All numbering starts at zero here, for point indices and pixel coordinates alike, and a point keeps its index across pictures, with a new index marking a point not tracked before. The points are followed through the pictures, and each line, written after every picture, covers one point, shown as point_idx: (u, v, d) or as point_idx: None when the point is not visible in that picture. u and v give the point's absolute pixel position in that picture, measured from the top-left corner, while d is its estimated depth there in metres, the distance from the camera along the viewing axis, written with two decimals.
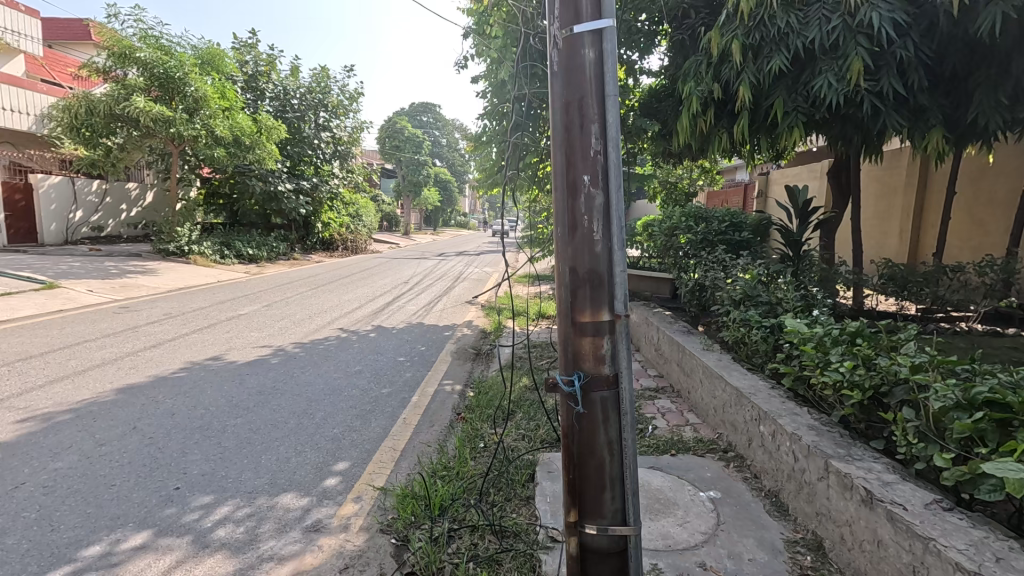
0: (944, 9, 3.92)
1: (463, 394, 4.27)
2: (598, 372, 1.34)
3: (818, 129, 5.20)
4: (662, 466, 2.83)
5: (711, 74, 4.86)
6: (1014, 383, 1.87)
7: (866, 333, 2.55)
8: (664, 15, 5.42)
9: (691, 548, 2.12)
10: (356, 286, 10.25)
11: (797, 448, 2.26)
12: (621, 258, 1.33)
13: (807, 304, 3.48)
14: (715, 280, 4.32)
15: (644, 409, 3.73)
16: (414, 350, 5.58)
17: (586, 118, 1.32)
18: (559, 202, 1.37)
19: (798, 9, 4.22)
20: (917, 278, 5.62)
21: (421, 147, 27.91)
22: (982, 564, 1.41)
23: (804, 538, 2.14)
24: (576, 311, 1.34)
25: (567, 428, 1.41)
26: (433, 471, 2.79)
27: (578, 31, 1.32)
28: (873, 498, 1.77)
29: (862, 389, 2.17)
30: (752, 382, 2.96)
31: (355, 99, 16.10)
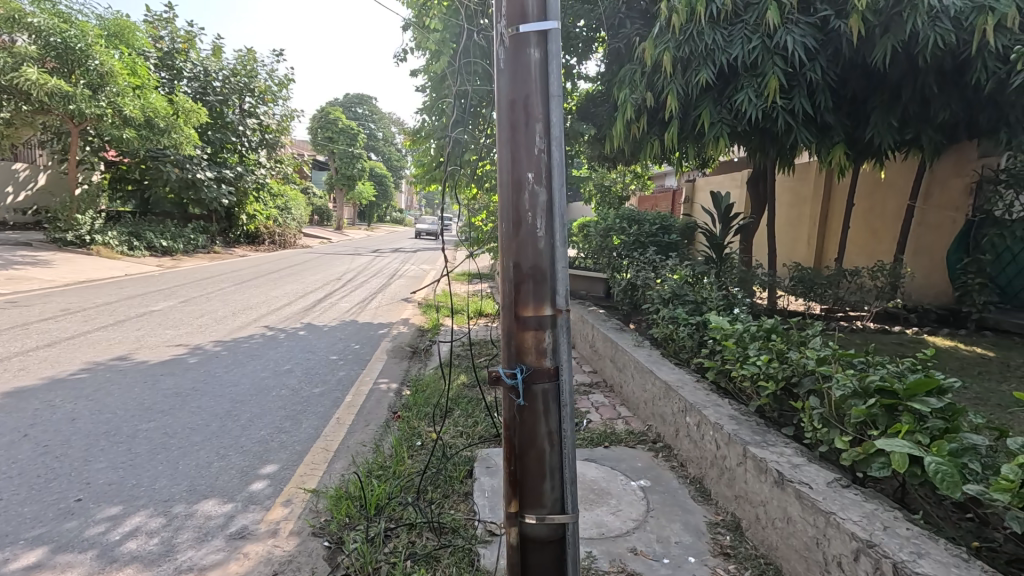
0: (846, 37, 4.35)
1: (400, 392, 4.19)
2: (539, 365, 1.38)
3: (738, 140, 5.60)
4: (597, 458, 2.94)
5: (644, 82, 5.11)
6: (901, 372, 2.10)
7: (780, 329, 2.77)
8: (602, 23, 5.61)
9: (623, 535, 2.22)
10: (285, 282, 9.78)
11: (718, 437, 2.43)
12: (563, 254, 1.37)
13: (728, 303, 3.73)
14: (647, 280, 4.54)
15: (578, 403, 3.85)
16: (348, 348, 5.41)
17: (531, 117, 1.35)
18: (503, 199, 1.39)
19: (723, 27, 4.52)
20: (822, 280, 6.21)
21: (355, 139, 26.96)
22: (873, 533, 1.59)
23: (724, 520, 2.30)
24: (519, 306, 1.37)
25: (509, 421, 1.43)
26: (369, 471, 2.73)
27: (523, 30, 1.35)
28: (784, 479, 1.94)
29: (776, 380, 2.38)
30: (679, 375, 3.15)
31: (284, 85, 15.31)
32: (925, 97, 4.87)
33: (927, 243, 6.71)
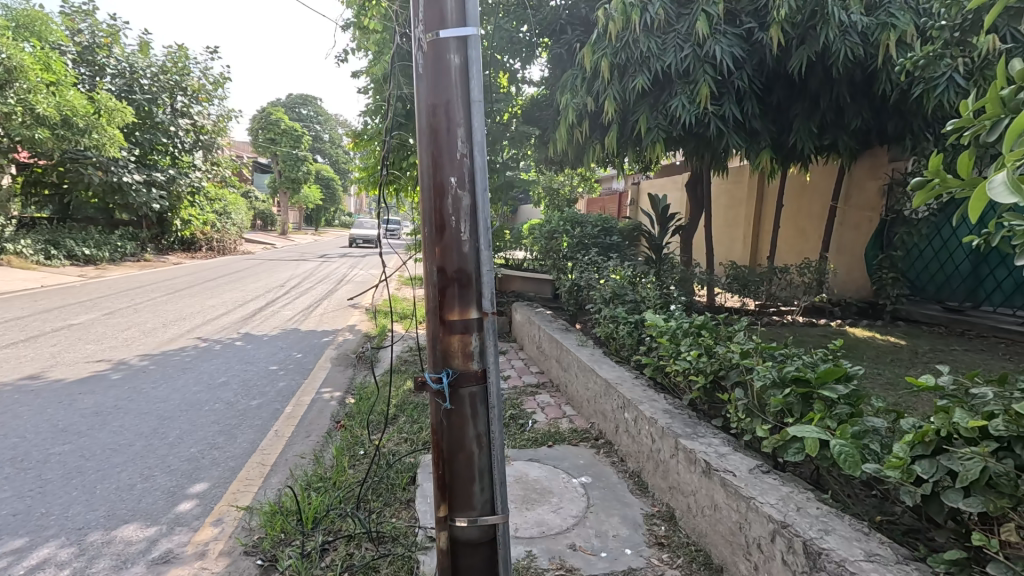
0: (768, 48, 4.63)
1: (343, 400, 4.09)
2: (466, 368, 1.38)
3: (675, 144, 5.84)
4: (540, 457, 2.97)
5: (585, 87, 5.25)
6: (815, 361, 2.23)
7: (709, 325, 2.90)
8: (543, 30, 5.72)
9: (563, 531, 2.26)
10: (224, 291, 9.33)
11: (654, 430, 2.51)
12: (488, 257, 1.38)
13: (665, 301, 3.87)
14: (591, 280, 4.64)
15: (525, 404, 3.88)
16: (290, 358, 5.22)
17: (453, 122, 1.36)
18: (425, 204, 1.39)
19: (658, 35, 4.68)
20: (755, 278, 6.56)
21: (300, 141, 26.01)
22: (787, 513, 1.70)
23: (659, 511, 2.39)
24: (445, 310, 1.38)
25: (436, 425, 1.42)
26: (307, 483, 2.65)
27: (443, 36, 1.35)
28: (711, 468, 2.03)
29: (706, 373, 2.50)
30: (619, 373, 3.23)
31: (220, 84, 14.60)
32: (841, 105, 5.25)
33: (848, 241, 7.19)
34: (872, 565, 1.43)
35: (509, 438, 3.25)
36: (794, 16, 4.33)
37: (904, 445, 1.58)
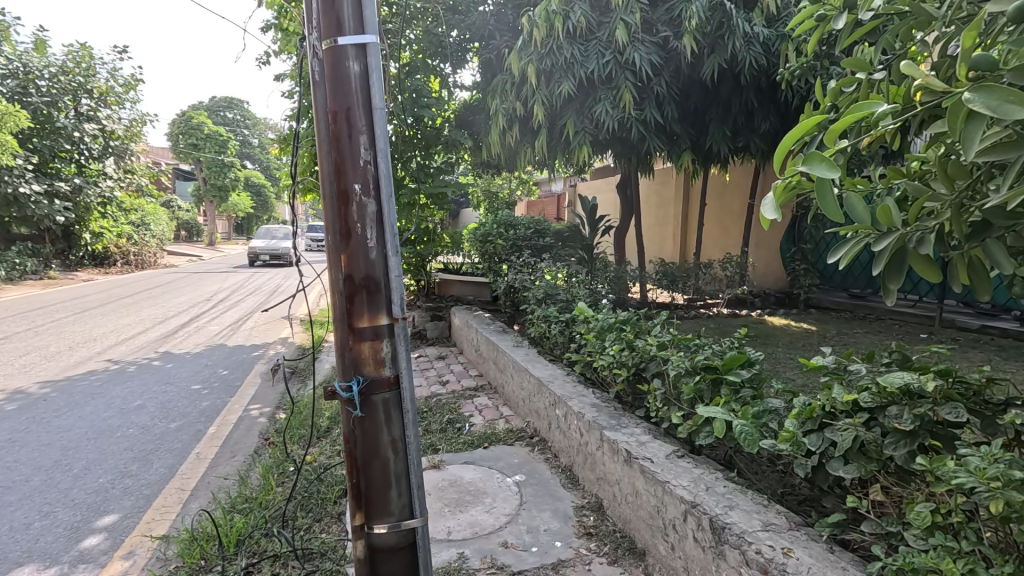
0: (684, 55, 4.92)
1: (273, 416, 3.92)
2: (378, 374, 1.39)
3: (603, 147, 6.05)
4: (474, 460, 2.99)
5: (514, 92, 5.37)
6: (723, 350, 2.39)
7: (632, 320, 3.03)
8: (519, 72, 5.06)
9: (495, 531, 2.29)
10: (141, 308, 8.67)
11: (581, 424, 2.60)
12: (396, 263, 1.39)
13: (595, 299, 4.01)
14: (524, 283, 4.71)
15: (462, 408, 3.88)
16: (214, 375, 4.93)
17: (354, 128, 1.35)
18: (329, 211, 1.37)
19: (580, 43, 4.85)
20: (682, 274, 6.90)
21: (226, 147, 24.58)
22: (697, 494, 1.81)
23: (588, 502, 2.47)
24: (354, 317, 1.37)
25: (349, 434, 1.42)
26: (231, 506, 2.53)
27: (341, 43, 1.34)
28: (631, 457, 2.13)
29: (627, 367, 2.62)
30: (551, 371, 3.31)
31: (131, 86, 13.55)
32: (751, 110, 5.63)
33: (765, 236, 7.72)
34: (767, 533, 1.56)
35: (445, 442, 3.24)
36: (704, 27, 4.64)
37: (795, 421, 1.70)
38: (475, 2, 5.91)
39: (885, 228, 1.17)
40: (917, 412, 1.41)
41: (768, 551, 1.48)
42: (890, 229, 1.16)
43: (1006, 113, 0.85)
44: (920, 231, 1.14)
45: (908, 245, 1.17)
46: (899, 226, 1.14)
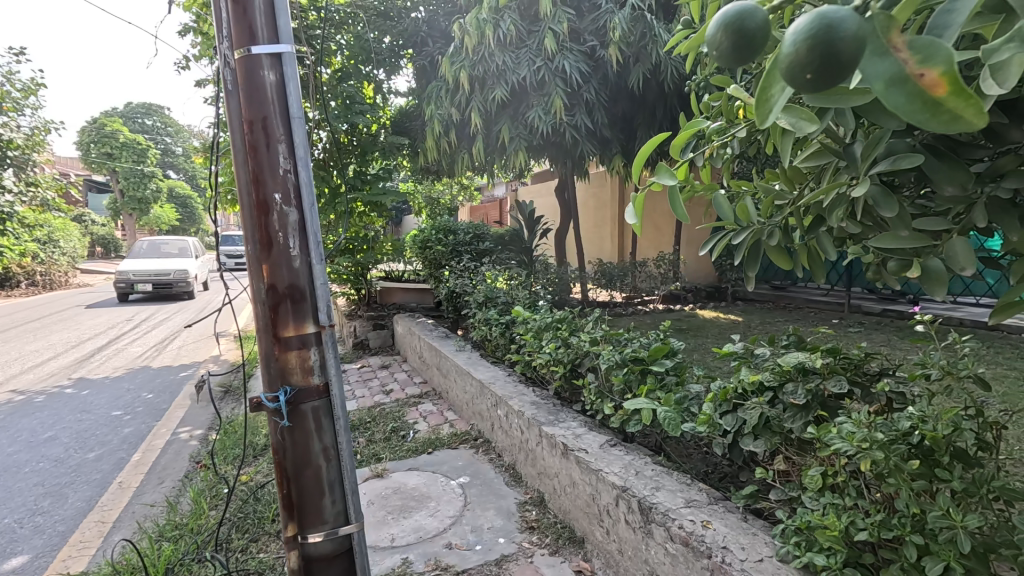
0: (611, 64, 5.15)
1: (205, 437, 3.73)
2: (306, 383, 1.39)
3: (539, 151, 6.21)
4: (419, 465, 2.99)
5: (449, 99, 5.44)
6: (649, 341, 2.54)
7: (568, 318, 3.14)
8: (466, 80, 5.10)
9: (440, 533, 2.31)
10: (51, 332, 7.95)
11: (522, 422, 2.67)
12: (320, 271, 1.39)
13: (534, 299, 4.11)
14: (465, 287, 4.74)
15: (407, 415, 3.86)
16: (138, 400, 4.62)
17: (272, 137, 1.34)
18: (248, 221, 1.36)
19: (511, 50, 4.95)
20: (620, 273, 7.17)
21: (146, 156, 22.98)
22: (627, 479, 1.91)
23: (531, 497, 2.54)
24: (279, 326, 1.36)
25: (278, 444, 1.40)
26: (159, 533, 2.41)
27: (255, 52, 1.33)
28: (568, 449, 2.22)
29: (564, 363, 2.72)
30: (493, 373, 3.37)
31: (32, 92, 12.42)
32: (674, 116, 5.96)
33: (694, 235, 8.16)
34: (689, 509, 1.68)
35: (388, 450, 3.22)
36: (628, 37, 4.87)
37: (712, 404, 1.83)
38: (406, 9, 5.94)
39: (745, 223, 1.17)
40: (809, 387, 1.57)
41: (688, 525, 1.59)
42: (749, 223, 1.17)
43: (800, 129, 0.80)
44: (772, 225, 1.13)
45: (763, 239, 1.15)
46: (756, 222, 1.15)
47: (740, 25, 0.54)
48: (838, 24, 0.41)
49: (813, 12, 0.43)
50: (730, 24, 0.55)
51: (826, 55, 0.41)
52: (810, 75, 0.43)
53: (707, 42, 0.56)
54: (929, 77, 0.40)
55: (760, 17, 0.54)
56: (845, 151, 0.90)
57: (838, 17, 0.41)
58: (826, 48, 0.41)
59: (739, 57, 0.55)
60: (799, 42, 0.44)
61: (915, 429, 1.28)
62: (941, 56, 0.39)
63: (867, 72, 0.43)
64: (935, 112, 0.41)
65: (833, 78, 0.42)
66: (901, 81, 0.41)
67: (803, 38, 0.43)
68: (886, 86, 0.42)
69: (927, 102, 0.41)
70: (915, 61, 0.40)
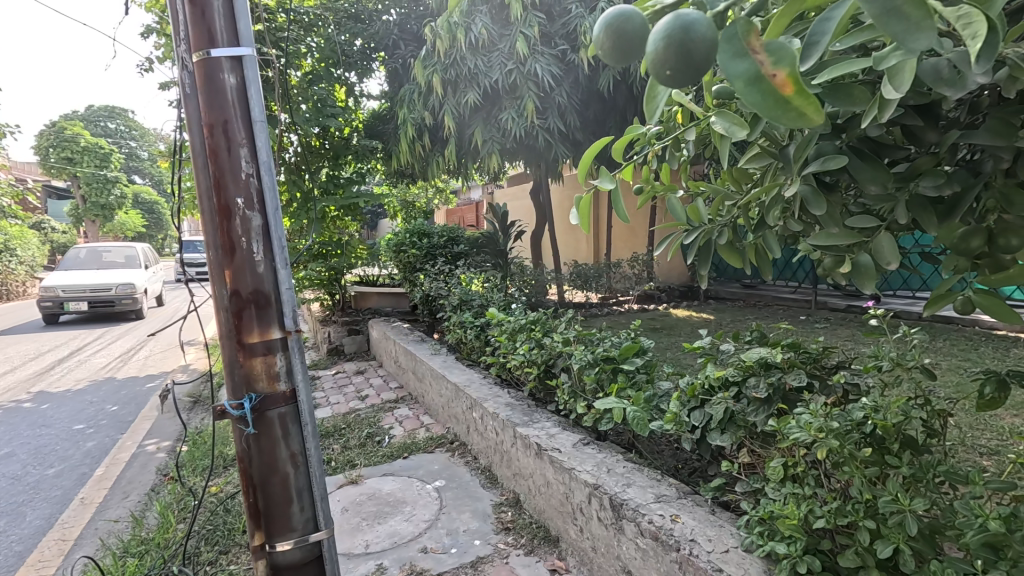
0: (582, 68, 5.22)
1: (173, 448, 3.62)
2: (272, 390, 1.37)
3: (513, 154, 6.24)
4: (395, 470, 2.97)
5: (422, 102, 5.43)
6: (620, 340, 2.58)
7: (541, 320, 3.16)
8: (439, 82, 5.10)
9: (415, 537, 2.30)
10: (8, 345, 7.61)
11: (497, 424, 2.67)
12: (285, 276, 1.38)
13: (508, 301, 4.13)
14: (440, 290, 4.73)
15: (382, 421, 3.83)
16: (102, 412, 4.47)
17: (233, 141, 1.32)
18: (210, 226, 1.33)
19: (483, 54, 4.96)
20: (595, 274, 7.25)
21: (109, 160, 22.23)
22: (599, 476, 1.94)
23: (506, 498, 2.55)
24: (243, 332, 1.34)
25: (243, 453, 1.38)
26: (124, 549, 2.33)
27: (214, 54, 1.30)
28: (542, 449, 2.23)
29: (537, 364, 2.74)
30: (468, 375, 3.37)
31: None
32: None
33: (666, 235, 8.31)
34: (658, 504, 1.71)
35: (363, 456, 3.18)
36: None
37: (680, 401, 1.87)
38: (378, 12, 5.91)
39: (696, 223, 1.20)
40: (769, 381, 1.63)
41: (658, 520, 1.62)
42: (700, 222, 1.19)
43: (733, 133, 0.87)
44: (722, 225, 1.15)
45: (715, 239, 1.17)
46: (707, 221, 1.17)
47: (612, 23, 0.57)
48: (691, 28, 0.48)
49: (672, 15, 0.50)
50: (611, 25, 0.58)
51: (679, 52, 0.49)
52: (669, 71, 0.51)
53: (593, 43, 0.59)
54: (779, 77, 0.50)
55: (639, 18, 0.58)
56: (781, 153, 0.91)
57: (690, 19, 0.49)
58: (683, 43, 0.49)
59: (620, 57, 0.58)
60: (661, 40, 0.50)
61: (868, 418, 1.33)
62: (786, 60, 0.49)
63: (729, 71, 0.51)
64: (785, 109, 0.51)
65: (690, 74, 0.50)
66: (758, 80, 0.51)
67: (665, 36, 0.49)
68: (746, 83, 0.51)
69: (777, 97, 0.50)
70: (769, 63, 0.50)
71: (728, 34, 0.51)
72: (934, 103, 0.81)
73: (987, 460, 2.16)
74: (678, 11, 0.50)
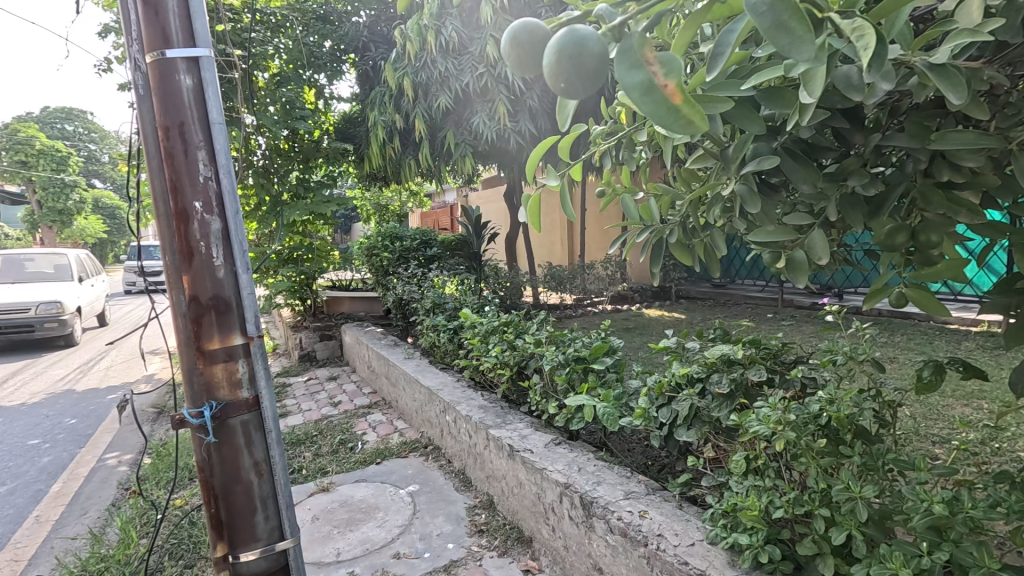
0: None
1: (136, 461, 3.50)
2: (234, 397, 1.34)
3: (486, 157, 6.24)
4: (367, 477, 2.93)
5: (393, 105, 5.39)
6: (591, 340, 2.60)
7: (514, 321, 3.17)
8: (410, 85, 5.08)
9: (387, 543, 2.28)
10: None
11: (470, 426, 2.67)
12: (247, 281, 1.36)
13: (482, 304, 4.13)
14: (413, 294, 4.70)
15: (355, 427, 3.77)
16: (60, 426, 4.28)
17: (190, 144, 1.29)
18: (166, 230, 1.30)
19: (454, 57, 4.97)
20: (569, 276, 7.31)
21: (68, 164, 21.36)
22: (570, 476, 1.95)
23: (480, 500, 2.55)
24: (203, 339, 1.31)
25: (204, 462, 1.35)
26: (81, 568, 2.25)
27: (169, 55, 1.27)
28: (514, 450, 2.24)
29: (510, 365, 2.75)
30: (441, 379, 3.35)
31: None
32: None
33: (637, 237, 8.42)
34: (627, 500, 1.73)
35: (335, 463, 3.13)
36: None
37: (648, 398, 1.90)
38: (347, 14, 5.86)
39: (649, 221, 1.22)
40: (732, 377, 1.67)
41: (627, 516, 1.64)
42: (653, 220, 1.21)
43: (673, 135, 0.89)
44: (673, 224, 1.17)
45: (665, 237, 1.18)
46: (657, 218, 1.20)
47: (515, 36, 0.60)
48: (583, 42, 0.51)
49: (565, 30, 0.52)
50: (516, 37, 0.60)
51: (572, 64, 0.51)
52: (563, 84, 0.54)
53: (499, 53, 0.60)
54: (669, 88, 0.53)
55: (544, 30, 0.60)
56: (721, 153, 0.94)
57: (581, 34, 0.52)
58: (576, 58, 0.51)
59: (527, 68, 0.60)
60: (555, 55, 0.52)
61: (823, 410, 1.38)
62: (675, 73, 0.52)
63: (626, 81, 0.53)
64: (678, 119, 0.54)
65: (584, 84, 0.53)
66: (652, 90, 0.53)
67: (559, 49, 0.52)
68: (641, 94, 0.53)
69: (669, 105, 0.53)
70: (661, 74, 0.53)
71: (623, 47, 0.54)
72: (859, 106, 0.86)
73: (939, 448, 2.27)
74: (572, 25, 0.52)
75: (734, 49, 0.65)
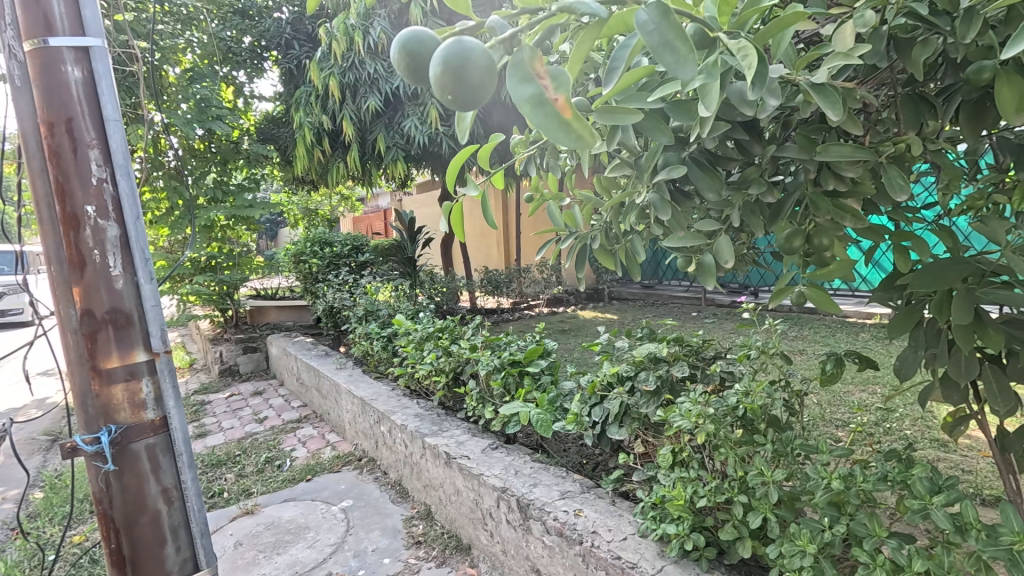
0: None
1: (25, 497, 3.11)
2: (137, 420, 1.23)
3: (418, 160, 6.16)
4: (297, 495, 2.78)
5: (319, 106, 5.18)
6: (526, 344, 2.62)
7: (449, 327, 3.13)
8: (337, 86, 4.92)
9: (319, 564, 2.17)
10: None
11: (405, 436, 2.61)
12: (151, 292, 1.25)
13: (416, 310, 4.06)
14: (344, 302, 4.53)
15: (283, 443, 3.57)
16: None
17: (80, 142, 1.16)
18: (51, 238, 1.16)
19: (382, 58, 4.90)
20: (505, 280, 7.35)
21: None
22: (506, 479, 1.95)
23: (417, 511, 2.49)
24: (98, 357, 1.18)
25: (100, 493, 1.22)
26: None
27: (52, 43, 1.14)
28: (450, 458, 2.21)
29: (446, 372, 2.71)
30: (375, 388, 3.24)
31: None
32: None
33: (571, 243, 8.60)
34: (563, 500, 1.76)
35: (261, 484, 2.95)
36: None
37: (581, 399, 1.94)
38: (268, 10, 5.60)
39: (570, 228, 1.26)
40: (658, 374, 1.74)
41: (563, 516, 1.67)
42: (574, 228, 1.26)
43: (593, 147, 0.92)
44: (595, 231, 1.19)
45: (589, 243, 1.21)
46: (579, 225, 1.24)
47: (405, 45, 0.59)
48: (469, 54, 0.52)
49: (452, 41, 0.52)
50: (406, 46, 0.59)
51: (457, 76, 0.51)
52: (451, 96, 0.54)
53: (390, 61, 0.59)
54: (560, 102, 0.54)
55: (435, 39, 0.60)
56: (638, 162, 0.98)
57: (467, 46, 0.52)
58: (460, 70, 0.51)
59: (417, 76, 0.59)
60: (441, 64, 0.52)
61: (740, 403, 1.47)
62: (564, 87, 0.54)
63: (516, 94, 0.53)
64: (568, 131, 0.55)
65: (471, 97, 0.53)
66: (542, 103, 0.53)
67: (445, 59, 0.51)
68: (531, 106, 0.54)
69: (557, 119, 0.54)
70: (550, 88, 0.54)
71: (514, 61, 0.54)
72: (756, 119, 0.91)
73: (840, 432, 2.48)
74: (459, 36, 0.52)
75: (626, 64, 0.70)
